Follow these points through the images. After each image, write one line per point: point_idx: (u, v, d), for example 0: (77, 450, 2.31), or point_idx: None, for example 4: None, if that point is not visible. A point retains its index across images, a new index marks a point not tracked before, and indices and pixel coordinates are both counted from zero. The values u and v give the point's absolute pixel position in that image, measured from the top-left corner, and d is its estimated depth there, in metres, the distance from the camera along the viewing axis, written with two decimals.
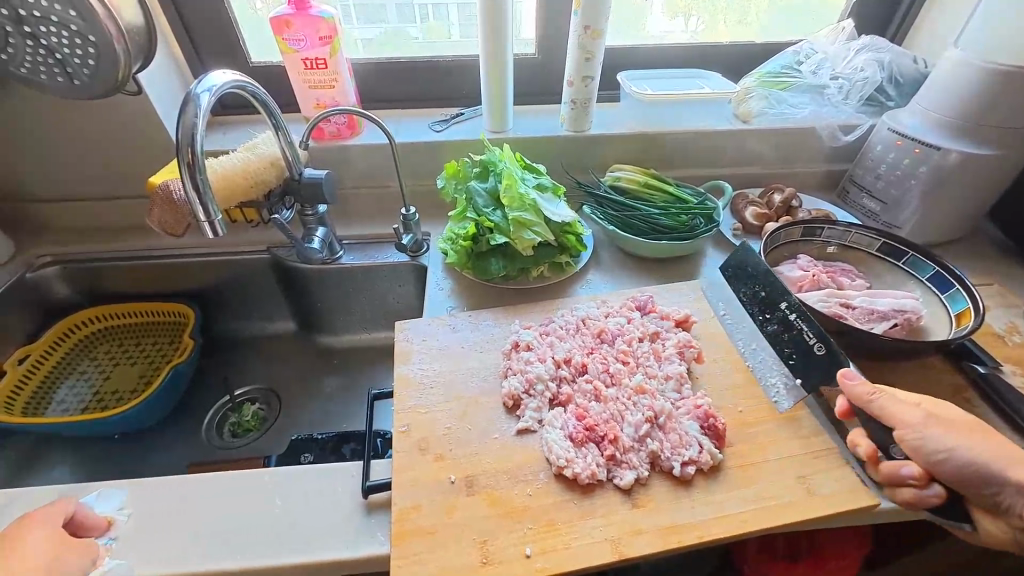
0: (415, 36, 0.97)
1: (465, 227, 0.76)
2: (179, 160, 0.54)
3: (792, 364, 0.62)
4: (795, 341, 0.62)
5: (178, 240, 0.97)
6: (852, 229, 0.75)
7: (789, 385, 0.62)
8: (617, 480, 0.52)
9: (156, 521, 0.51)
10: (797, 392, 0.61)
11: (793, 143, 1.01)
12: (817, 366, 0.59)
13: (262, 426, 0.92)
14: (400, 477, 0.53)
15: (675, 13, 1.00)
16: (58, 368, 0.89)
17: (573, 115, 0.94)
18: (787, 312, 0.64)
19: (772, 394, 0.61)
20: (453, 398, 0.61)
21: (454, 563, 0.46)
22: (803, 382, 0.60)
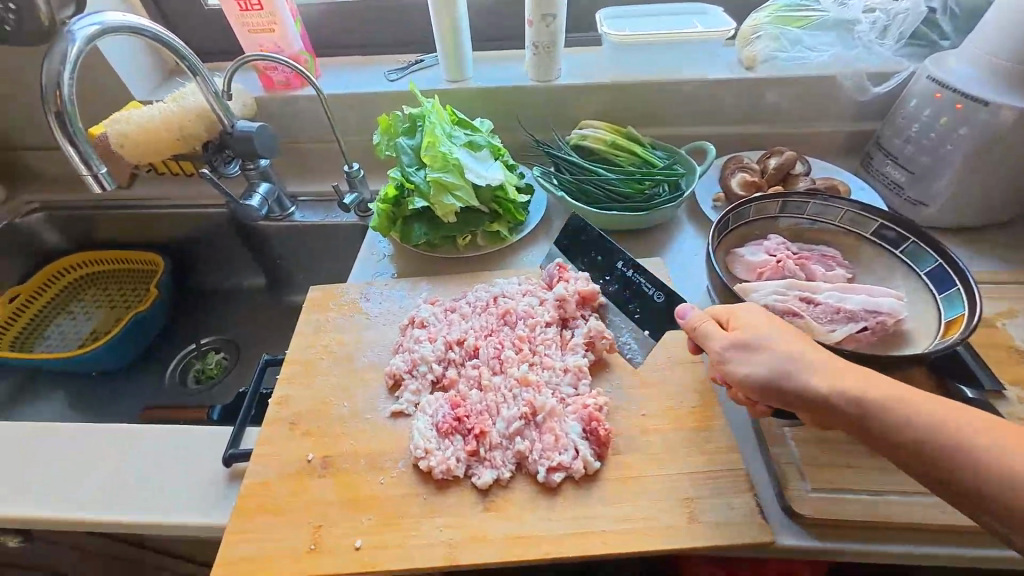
0: None
1: (388, 188, 0.70)
2: (47, 110, 0.52)
3: (639, 318, 0.58)
4: (637, 295, 0.58)
5: (148, 191, 0.99)
6: (842, 206, 0.61)
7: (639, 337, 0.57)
8: (475, 479, 0.47)
9: (51, 468, 0.55)
10: (649, 344, 0.57)
11: (811, 96, 0.83)
12: (665, 317, 0.55)
13: (223, 374, 0.96)
14: (260, 449, 0.52)
15: None
16: (47, 309, 0.97)
17: (537, 62, 0.82)
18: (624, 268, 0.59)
19: (625, 351, 0.57)
20: (339, 372, 0.58)
21: (284, 546, 0.45)
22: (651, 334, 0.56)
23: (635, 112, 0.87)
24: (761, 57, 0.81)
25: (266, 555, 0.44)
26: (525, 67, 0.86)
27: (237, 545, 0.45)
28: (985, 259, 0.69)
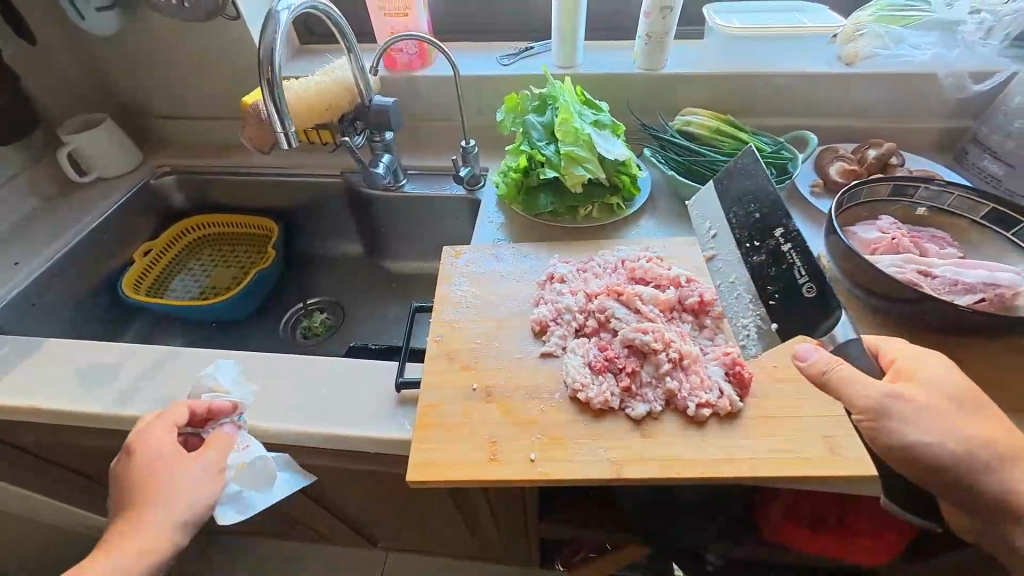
0: None
1: (518, 160, 0.77)
2: (261, 78, 0.60)
3: (772, 304, 0.55)
4: (781, 277, 0.54)
5: (266, 160, 1.08)
6: (954, 190, 0.66)
7: (763, 328, 0.56)
8: (629, 410, 0.54)
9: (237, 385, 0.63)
10: (769, 338, 0.55)
11: (907, 93, 0.87)
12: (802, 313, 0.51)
13: (328, 332, 1.04)
14: (427, 377, 0.59)
15: None
16: (173, 263, 1.06)
17: (647, 52, 0.88)
18: (779, 241, 0.55)
19: (741, 338, 0.58)
20: (486, 317, 0.65)
21: (467, 455, 0.52)
22: (777, 328, 0.54)
23: (734, 101, 0.92)
24: (863, 54, 0.85)
25: (452, 460, 0.51)
26: (633, 56, 0.92)
27: (425, 452, 0.52)
28: None
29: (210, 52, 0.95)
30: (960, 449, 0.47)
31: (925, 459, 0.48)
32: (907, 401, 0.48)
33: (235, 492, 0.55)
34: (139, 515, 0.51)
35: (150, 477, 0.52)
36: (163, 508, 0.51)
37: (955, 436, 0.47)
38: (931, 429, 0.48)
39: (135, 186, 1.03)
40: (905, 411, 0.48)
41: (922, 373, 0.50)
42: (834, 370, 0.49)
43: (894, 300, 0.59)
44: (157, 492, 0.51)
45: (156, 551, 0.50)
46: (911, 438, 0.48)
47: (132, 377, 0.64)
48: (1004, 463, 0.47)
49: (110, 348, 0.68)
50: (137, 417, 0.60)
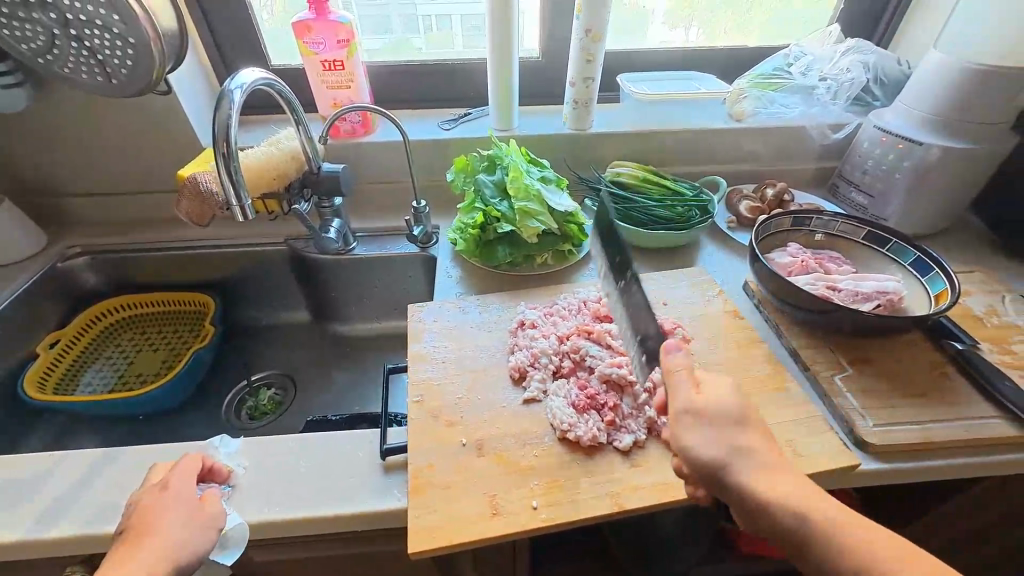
0: (419, 46, 1.05)
1: (474, 217, 0.81)
2: (216, 152, 0.61)
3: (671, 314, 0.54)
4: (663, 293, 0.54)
5: (198, 232, 1.02)
6: (839, 219, 0.80)
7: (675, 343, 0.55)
8: (617, 443, 0.56)
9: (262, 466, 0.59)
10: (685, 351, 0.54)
11: (785, 142, 1.05)
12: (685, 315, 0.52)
13: (278, 409, 0.96)
14: (414, 439, 0.57)
15: (674, 24, 1.07)
16: (86, 353, 0.94)
17: (575, 115, 0.99)
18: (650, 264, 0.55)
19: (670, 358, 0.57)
20: (464, 370, 0.65)
21: (466, 513, 0.50)
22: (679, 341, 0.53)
23: (652, 154, 1.05)
24: (748, 112, 1.02)
25: (453, 522, 0.50)
26: (563, 119, 1.03)
27: (423, 517, 0.50)
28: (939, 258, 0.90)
29: (135, 126, 0.90)
30: (724, 458, 0.44)
31: (697, 466, 0.45)
32: (699, 412, 0.46)
33: (224, 532, 0.51)
34: (141, 533, 0.47)
35: (155, 499, 0.50)
36: (171, 522, 0.48)
37: (724, 445, 0.44)
38: (709, 436, 0.45)
39: (39, 271, 0.92)
40: (695, 418, 0.46)
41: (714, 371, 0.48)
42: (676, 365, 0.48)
43: (815, 312, 0.69)
44: (162, 508, 0.49)
45: (165, 566, 0.45)
46: (691, 443, 0.45)
47: (58, 491, 0.56)
48: (761, 472, 0.44)
49: (25, 459, 0.58)
50: (71, 535, 0.52)
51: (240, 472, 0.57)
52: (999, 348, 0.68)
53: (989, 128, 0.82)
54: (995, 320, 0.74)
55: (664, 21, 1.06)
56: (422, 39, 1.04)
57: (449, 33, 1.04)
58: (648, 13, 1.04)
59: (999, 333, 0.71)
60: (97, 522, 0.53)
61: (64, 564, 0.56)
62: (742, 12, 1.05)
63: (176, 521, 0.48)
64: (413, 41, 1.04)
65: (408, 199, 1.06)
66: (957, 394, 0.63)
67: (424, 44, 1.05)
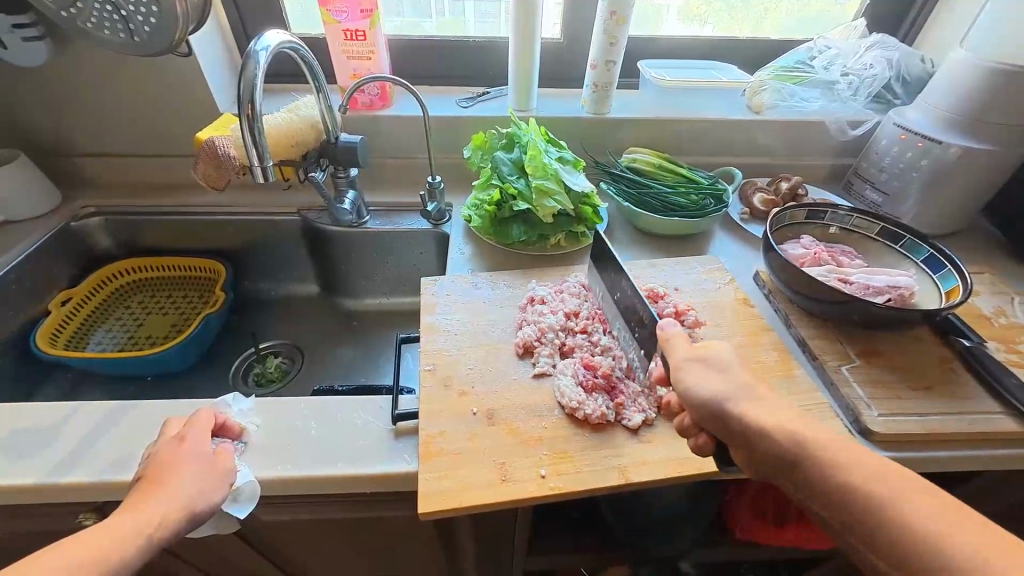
0: (430, 28, 1.04)
1: (490, 194, 0.81)
2: (240, 114, 0.61)
3: None
4: None
5: (210, 199, 1.02)
6: (854, 213, 0.80)
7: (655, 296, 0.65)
8: (626, 421, 0.56)
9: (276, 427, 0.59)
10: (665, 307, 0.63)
11: (803, 137, 1.05)
12: None
13: (285, 378, 0.97)
14: (426, 407, 0.58)
15: (689, 18, 1.06)
16: (96, 313, 0.94)
17: (595, 98, 0.98)
18: None
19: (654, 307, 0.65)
20: (476, 344, 0.66)
21: (477, 478, 0.51)
22: None
23: (669, 142, 1.04)
24: (767, 105, 1.02)
25: (464, 486, 0.51)
26: (581, 102, 1.03)
27: (432, 482, 0.51)
28: None
29: (151, 87, 0.90)
30: (726, 401, 0.47)
31: (702, 414, 0.48)
32: (699, 359, 0.50)
33: (242, 484, 0.52)
34: (158, 481, 0.47)
35: (173, 451, 0.50)
36: (187, 473, 0.49)
37: (725, 388, 0.48)
38: (706, 389, 0.48)
39: (52, 229, 0.92)
40: (698, 365, 0.50)
41: (710, 342, 0.52)
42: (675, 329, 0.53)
43: (827, 303, 0.69)
44: (181, 459, 0.50)
45: (179, 514, 0.46)
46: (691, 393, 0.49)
47: (73, 440, 0.56)
48: (768, 413, 0.46)
49: (40, 409, 0.59)
50: (87, 482, 0.53)
51: (253, 431, 0.58)
52: (1006, 347, 0.69)
53: (1010, 130, 0.81)
54: (1004, 320, 0.74)
55: (680, 14, 1.05)
56: (434, 22, 1.03)
57: (461, 19, 1.03)
58: (660, 8, 1.04)
59: (1007, 333, 0.72)
60: (115, 470, 0.54)
61: (77, 510, 0.58)
62: (767, 6, 1.04)
63: (192, 471, 0.49)
64: (425, 24, 1.03)
65: (422, 176, 1.06)
66: (961, 388, 0.64)
67: (435, 28, 1.03)
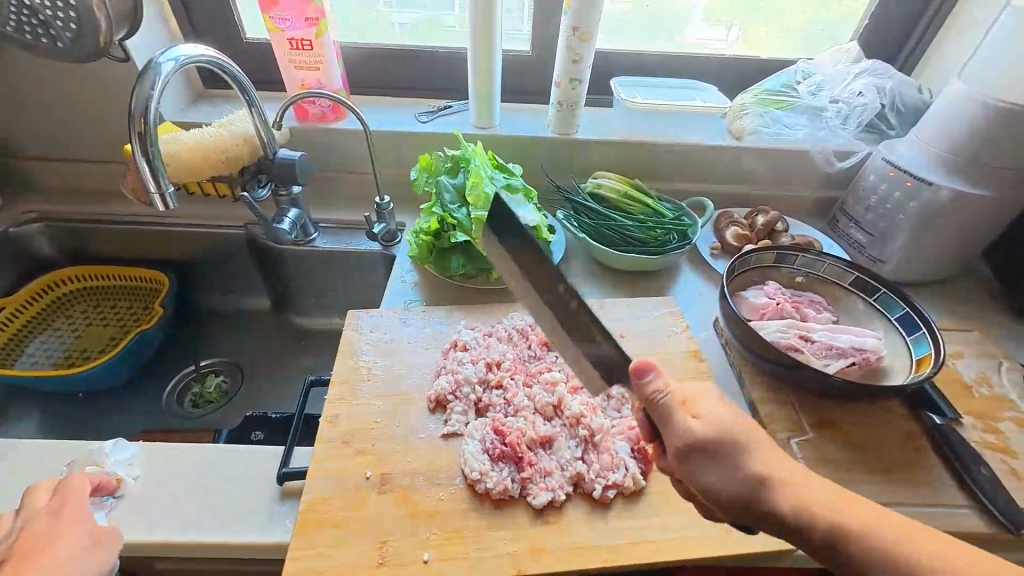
0: (449, 24, 0.98)
1: (429, 222, 0.75)
2: (131, 132, 0.54)
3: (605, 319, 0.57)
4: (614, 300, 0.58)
5: (156, 208, 0.98)
6: (826, 260, 0.73)
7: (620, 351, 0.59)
8: (531, 499, 0.51)
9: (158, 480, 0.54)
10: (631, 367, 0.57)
11: (788, 166, 0.97)
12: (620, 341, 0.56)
13: (225, 398, 0.94)
14: (317, 466, 0.53)
15: (717, 21, 0.98)
16: (32, 323, 0.91)
17: (559, 118, 0.92)
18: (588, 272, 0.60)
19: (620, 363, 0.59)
20: (388, 392, 0.61)
21: (352, 560, 0.46)
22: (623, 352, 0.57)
23: (639, 166, 0.97)
24: (749, 130, 0.94)
25: (336, 569, 0.46)
26: (548, 120, 0.96)
27: (306, 557, 0.46)
28: (932, 310, 0.82)
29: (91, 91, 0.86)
30: (741, 490, 0.43)
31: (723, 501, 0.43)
32: (703, 444, 0.43)
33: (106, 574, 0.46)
34: (26, 560, 0.43)
35: (46, 524, 0.46)
36: (62, 551, 0.45)
37: (737, 474, 0.43)
38: (725, 471, 0.43)
39: None
40: (703, 451, 0.43)
41: (704, 407, 0.45)
42: (661, 395, 0.44)
43: (780, 366, 0.62)
44: (55, 534, 0.45)
45: None
46: (708, 479, 0.43)
47: None
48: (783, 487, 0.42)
49: None
50: None
51: (131, 482, 0.53)
52: (983, 424, 0.62)
53: (1010, 174, 0.73)
54: (986, 390, 0.66)
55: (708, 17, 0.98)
56: (454, 16, 0.96)
57: None
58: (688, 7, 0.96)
59: (987, 406, 0.64)
60: None
61: None
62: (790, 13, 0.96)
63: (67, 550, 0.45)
64: (444, 18, 0.97)
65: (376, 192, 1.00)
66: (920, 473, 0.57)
67: (456, 23, 0.97)
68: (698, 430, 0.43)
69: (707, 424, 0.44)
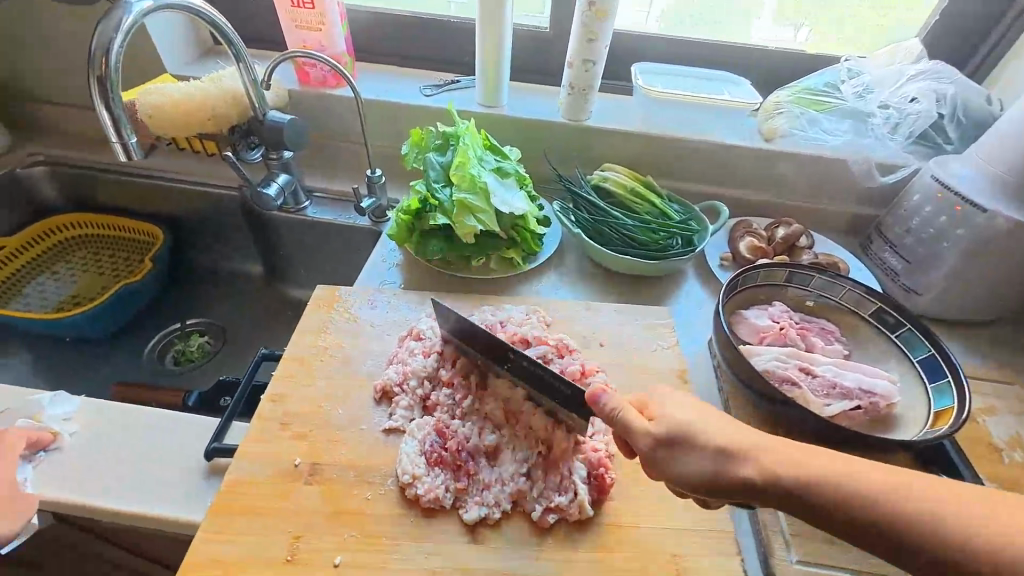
0: None
1: (411, 199, 0.71)
2: (91, 73, 0.53)
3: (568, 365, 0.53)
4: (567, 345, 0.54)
5: (156, 161, 0.97)
6: (846, 284, 0.64)
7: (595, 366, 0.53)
8: (463, 513, 0.46)
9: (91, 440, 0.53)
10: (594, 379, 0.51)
11: (823, 175, 0.87)
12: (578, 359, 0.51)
13: (206, 357, 0.93)
14: (246, 446, 0.50)
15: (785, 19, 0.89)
16: (29, 265, 0.93)
17: (570, 102, 0.85)
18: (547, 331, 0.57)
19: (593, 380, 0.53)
20: (336, 376, 0.57)
21: (259, 554, 0.43)
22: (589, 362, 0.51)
23: (653, 161, 0.89)
24: (781, 132, 0.85)
25: (241, 560, 0.43)
26: (559, 103, 0.89)
27: (213, 544, 0.44)
28: (969, 354, 0.72)
29: None
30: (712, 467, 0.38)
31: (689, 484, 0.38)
32: (666, 440, 0.39)
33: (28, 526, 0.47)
34: None
35: None
36: None
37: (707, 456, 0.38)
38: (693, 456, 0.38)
39: None
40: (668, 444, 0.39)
41: (663, 406, 0.41)
42: (617, 411, 0.41)
43: (771, 400, 0.55)
44: None
45: None
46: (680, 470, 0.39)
47: None
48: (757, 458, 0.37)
49: None
50: None
51: (66, 438, 0.52)
52: None
53: None
54: (1019, 456, 0.57)
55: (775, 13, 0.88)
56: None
57: None
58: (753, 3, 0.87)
59: (1017, 476, 0.55)
60: None
61: None
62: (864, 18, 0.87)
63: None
64: None
65: (357, 165, 0.96)
66: None
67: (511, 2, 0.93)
68: (655, 432, 0.40)
69: (661, 425, 0.40)
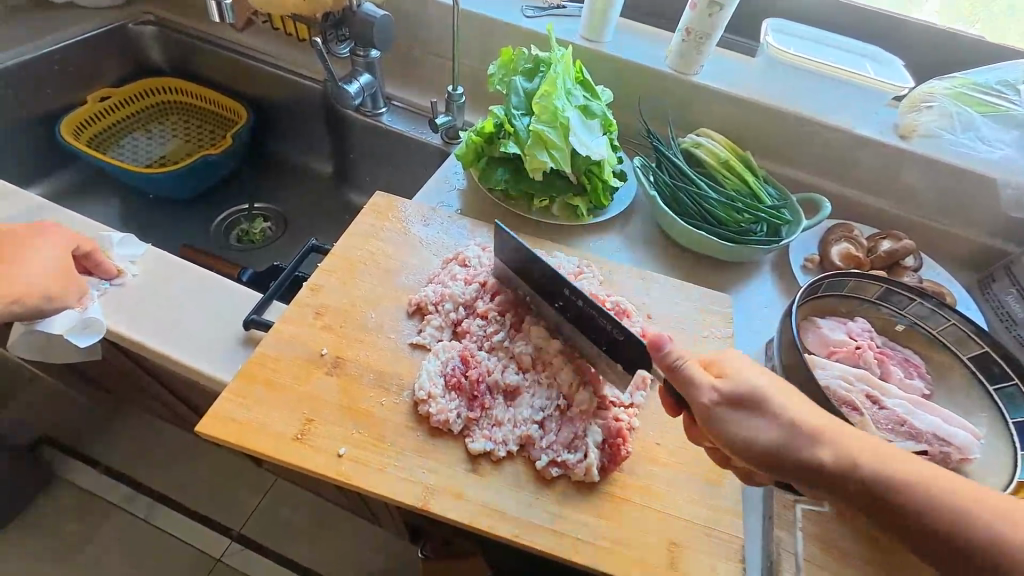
0: None
1: (486, 121, 0.67)
2: None
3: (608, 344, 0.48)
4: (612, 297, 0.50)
5: (252, 40, 0.99)
6: (952, 318, 0.55)
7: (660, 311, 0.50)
8: (468, 441, 0.46)
9: (148, 285, 0.56)
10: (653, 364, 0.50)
11: (962, 192, 0.73)
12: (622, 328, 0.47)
13: (265, 242, 0.97)
14: (280, 325, 0.51)
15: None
16: (128, 119, 0.99)
17: (681, 50, 0.76)
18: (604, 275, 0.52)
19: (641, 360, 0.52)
20: (376, 283, 0.56)
21: (275, 425, 0.45)
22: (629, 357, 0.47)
23: (757, 136, 0.79)
24: (922, 130, 0.73)
25: (258, 426, 0.45)
26: (667, 52, 0.80)
27: (236, 404, 0.46)
28: None
29: None
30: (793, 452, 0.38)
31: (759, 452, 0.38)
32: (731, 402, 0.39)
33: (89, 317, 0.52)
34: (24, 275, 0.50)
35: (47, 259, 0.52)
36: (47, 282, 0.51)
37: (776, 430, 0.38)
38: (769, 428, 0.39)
39: (110, 24, 0.96)
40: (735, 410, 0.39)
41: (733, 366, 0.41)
42: (679, 361, 0.40)
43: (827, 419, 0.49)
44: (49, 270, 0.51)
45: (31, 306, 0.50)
46: (739, 433, 0.39)
47: None
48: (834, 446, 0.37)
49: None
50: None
51: (130, 277, 0.56)
52: None
53: None
54: None
55: None
56: None
57: None
58: None
59: None
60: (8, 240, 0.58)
61: None
62: None
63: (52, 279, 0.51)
64: None
65: (445, 82, 0.92)
66: None
67: None
68: (723, 388, 0.40)
69: (733, 384, 0.40)
